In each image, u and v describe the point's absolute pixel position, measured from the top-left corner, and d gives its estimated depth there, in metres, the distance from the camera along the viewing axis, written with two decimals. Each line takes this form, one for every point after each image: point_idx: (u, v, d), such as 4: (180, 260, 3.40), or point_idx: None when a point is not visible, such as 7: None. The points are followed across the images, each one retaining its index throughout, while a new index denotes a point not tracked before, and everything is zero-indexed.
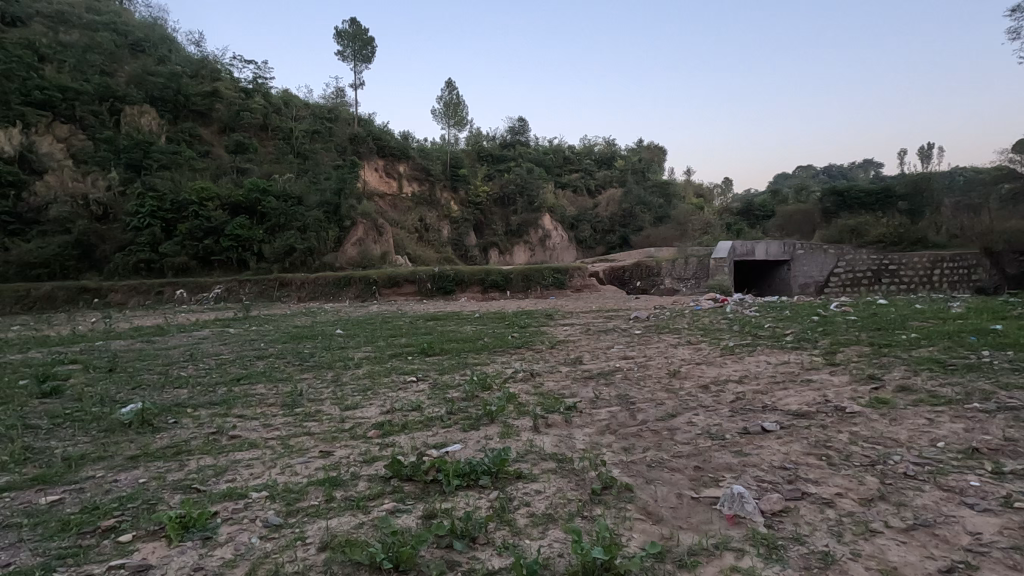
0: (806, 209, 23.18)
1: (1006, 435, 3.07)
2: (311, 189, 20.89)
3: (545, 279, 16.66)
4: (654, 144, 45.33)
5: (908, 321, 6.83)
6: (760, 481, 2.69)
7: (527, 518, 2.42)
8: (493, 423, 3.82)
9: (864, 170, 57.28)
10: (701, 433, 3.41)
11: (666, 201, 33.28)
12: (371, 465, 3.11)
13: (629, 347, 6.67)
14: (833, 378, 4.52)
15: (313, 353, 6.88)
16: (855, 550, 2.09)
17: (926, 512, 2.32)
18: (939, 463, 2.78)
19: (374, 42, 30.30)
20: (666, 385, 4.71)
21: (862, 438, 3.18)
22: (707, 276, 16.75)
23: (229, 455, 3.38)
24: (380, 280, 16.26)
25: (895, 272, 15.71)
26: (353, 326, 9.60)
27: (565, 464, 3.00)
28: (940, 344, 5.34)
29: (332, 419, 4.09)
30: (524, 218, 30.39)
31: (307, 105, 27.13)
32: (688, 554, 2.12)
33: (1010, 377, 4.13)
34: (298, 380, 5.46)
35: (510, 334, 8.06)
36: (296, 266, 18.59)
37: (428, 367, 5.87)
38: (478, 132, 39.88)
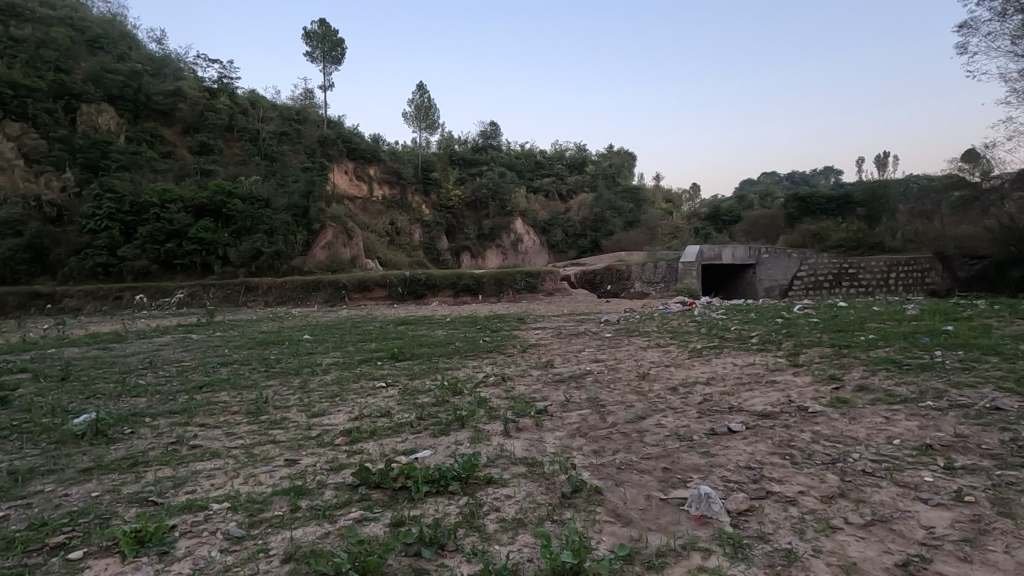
0: (770, 214, 23.83)
1: (957, 432, 3.20)
2: (278, 192, 20.47)
3: (517, 283, 16.67)
4: (624, 150, 46.06)
5: (867, 323, 7.08)
6: (726, 481, 2.73)
7: (496, 523, 2.40)
8: (463, 428, 3.79)
9: (825, 177, 59.29)
10: (670, 435, 3.46)
11: (635, 205, 33.76)
12: (339, 473, 3.06)
13: (600, 350, 6.74)
14: (796, 378, 4.65)
15: (280, 359, 6.74)
16: (817, 547, 2.14)
17: (884, 508, 2.40)
18: (895, 460, 2.89)
19: (344, 44, 29.96)
20: (635, 387, 4.77)
21: (824, 437, 3.26)
22: (676, 280, 17.04)
23: (189, 465, 3.27)
24: (350, 285, 16.03)
25: (854, 276, 16.26)
26: (322, 331, 9.43)
27: (535, 468, 3.00)
28: (896, 344, 5.55)
29: (298, 426, 4.01)
30: (496, 222, 30.43)
31: (275, 106, 26.62)
32: (657, 555, 2.13)
33: (960, 376, 4.32)
34: (264, 386, 5.32)
35: (481, 338, 8.05)
36: (263, 270, 18.17)
37: (398, 372, 5.79)
38: (450, 136, 39.84)
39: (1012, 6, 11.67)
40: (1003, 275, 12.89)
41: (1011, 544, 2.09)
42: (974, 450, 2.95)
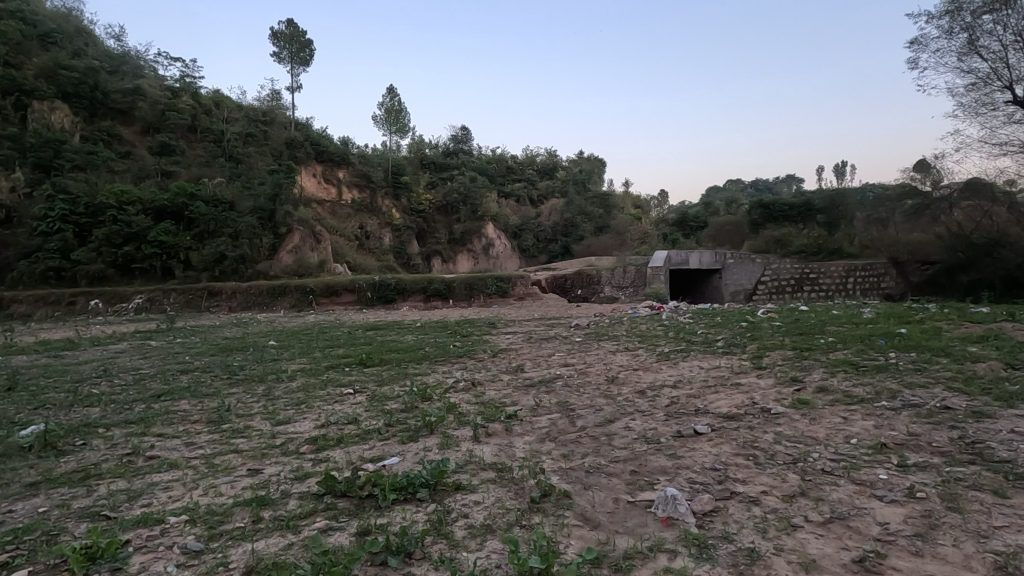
0: (735, 221, 24.44)
1: (909, 430, 3.33)
2: (244, 195, 19.96)
3: (488, 287, 16.62)
4: (594, 156, 46.64)
5: (827, 326, 7.31)
6: (693, 482, 2.78)
7: (464, 530, 2.39)
8: (433, 433, 3.76)
9: (787, 186, 61.25)
10: (638, 438, 3.50)
11: (605, 211, 34.17)
12: (304, 482, 2.98)
13: (570, 354, 6.77)
14: (760, 381, 4.76)
15: (243, 366, 6.55)
16: (778, 545, 2.19)
17: (842, 505, 2.48)
18: (852, 458, 2.98)
19: (312, 46, 29.53)
20: (604, 390, 4.82)
21: (785, 438, 3.36)
22: (644, 284, 17.32)
23: (145, 477, 3.15)
24: (317, 289, 15.75)
25: (815, 281, 16.81)
26: (288, 337, 9.23)
27: (504, 474, 2.98)
28: (854, 346, 5.75)
29: (262, 435, 3.90)
30: (467, 227, 30.36)
31: (240, 107, 26.01)
32: (624, 558, 2.15)
33: (913, 376, 4.51)
34: (227, 394, 5.16)
35: (451, 343, 8.00)
36: (227, 274, 17.70)
37: (366, 379, 5.69)
38: (421, 140, 39.66)
39: (959, 24, 12.30)
40: (952, 279, 13.60)
41: (959, 537, 2.18)
42: (925, 448, 3.06)
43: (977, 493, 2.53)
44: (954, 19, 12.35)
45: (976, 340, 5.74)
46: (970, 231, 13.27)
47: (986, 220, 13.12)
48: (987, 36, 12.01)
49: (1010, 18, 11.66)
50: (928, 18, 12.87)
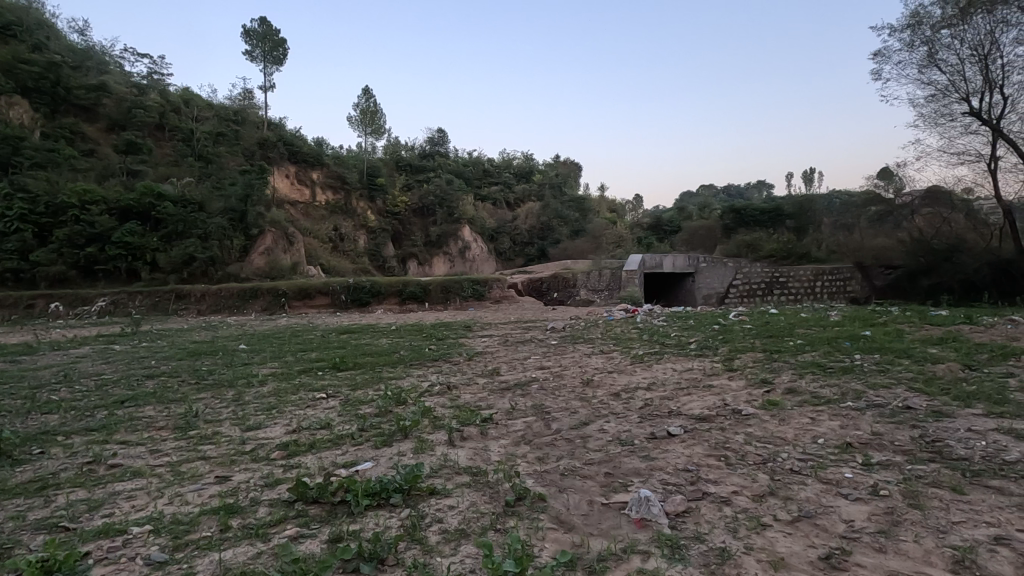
0: (708, 226, 24.88)
1: (873, 430, 3.44)
2: (214, 195, 19.49)
3: (464, 290, 16.55)
4: (570, 160, 47.02)
5: (796, 328, 7.50)
6: (665, 484, 2.81)
7: (439, 535, 2.37)
8: (407, 438, 3.72)
9: (757, 191, 62.78)
10: (612, 440, 3.52)
11: (581, 215, 34.44)
12: (274, 489, 2.92)
13: (546, 357, 6.79)
14: (731, 383, 4.85)
15: (213, 370, 6.39)
16: (749, 544, 2.23)
17: (809, 504, 2.53)
18: (820, 458, 3.06)
19: (285, 44, 29.08)
20: (580, 393, 4.83)
21: (755, 439, 3.42)
22: (619, 287, 17.52)
23: (107, 487, 3.04)
24: (290, 292, 15.47)
25: (785, 284, 17.20)
26: (259, 340, 9.03)
27: (479, 478, 2.97)
28: (821, 349, 5.90)
29: (232, 441, 3.81)
30: (444, 229, 30.22)
31: (210, 105, 25.41)
32: (599, 560, 2.16)
33: (878, 377, 4.65)
34: (194, 400, 5.02)
35: (427, 346, 7.95)
36: (196, 276, 17.27)
37: (340, 383, 5.61)
38: (396, 142, 39.41)
39: (919, 38, 12.77)
40: (914, 283, 14.05)
41: (920, 533, 2.25)
42: (888, 447, 3.16)
43: (937, 490, 2.61)
44: (915, 32, 12.82)
45: (936, 342, 5.96)
46: (930, 237, 13.76)
47: (945, 227, 13.76)
48: (946, 50, 12.49)
49: (967, 33, 12.14)
50: (891, 31, 13.33)
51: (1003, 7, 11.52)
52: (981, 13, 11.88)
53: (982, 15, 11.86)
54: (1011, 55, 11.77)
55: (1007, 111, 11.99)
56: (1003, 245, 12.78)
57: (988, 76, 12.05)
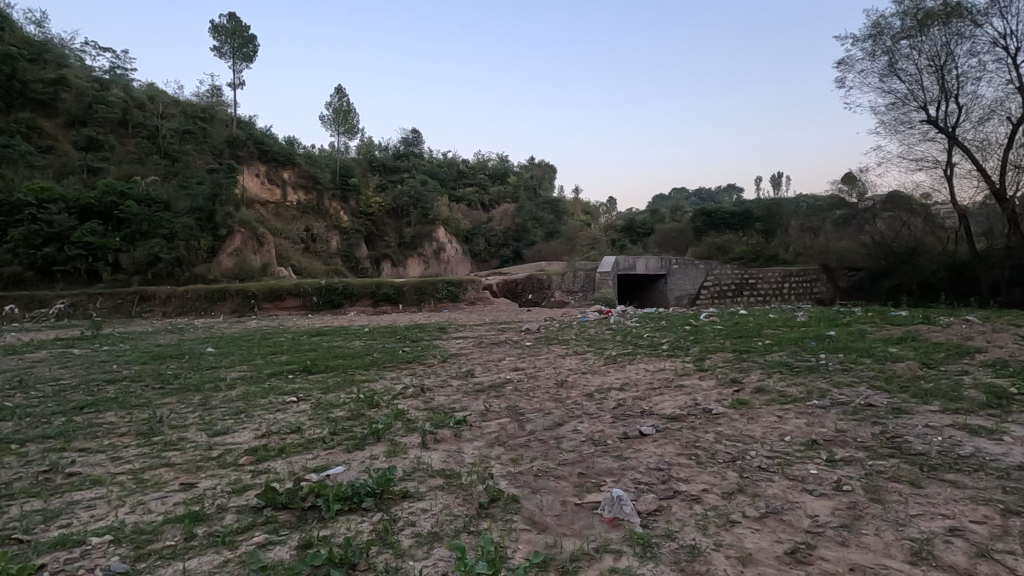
0: (680, 228, 25.29)
1: (837, 427, 3.54)
2: (181, 195, 18.96)
3: (438, 292, 16.43)
4: (545, 162, 47.26)
5: (764, 329, 7.68)
6: (638, 483, 2.85)
7: (411, 539, 2.35)
8: (380, 441, 3.67)
9: (727, 194, 64.10)
10: (586, 440, 3.55)
11: (556, 217, 34.60)
12: (242, 495, 2.86)
13: (520, 359, 6.79)
14: (702, 382, 4.93)
15: (178, 374, 6.20)
16: (718, 541, 2.27)
17: (776, 500, 2.59)
18: (786, 455, 3.13)
19: (256, 41, 28.51)
20: (553, 394, 4.85)
21: (725, 437, 3.49)
22: (593, 289, 17.66)
23: (64, 496, 2.93)
24: (260, 294, 15.14)
25: (754, 286, 17.58)
26: (227, 343, 8.80)
27: (452, 480, 2.96)
28: (788, 349, 6.05)
29: (197, 447, 3.70)
30: (418, 230, 30.01)
31: (177, 102, 24.70)
32: (571, 560, 2.17)
33: (842, 376, 4.80)
34: (159, 405, 4.87)
35: (400, 348, 7.88)
36: (160, 278, 16.79)
37: (311, 387, 5.50)
38: (370, 142, 39.05)
39: (880, 48, 13.25)
40: (876, 285, 14.62)
41: (880, 526, 2.33)
42: (852, 443, 3.26)
43: (897, 484, 2.70)
44: (877, 42, 13.29)
45: (896, 341, 6.18)
46: (890, 240, 14.26)
47: (906, 230, 14.14)
48: (905, 59, 12.97)
49: (925, 43, 12.62)
50: (853, 40, 13.76)
51: (958, 20, 12.02)
52: (938, 25, 12.37)
53: (939, 27, 12.35)
54: (965, 66, 12.27)
55: (961, 119, 12.49)
56: (959, 247, 13.20)
57: (944, 86, 12.54)
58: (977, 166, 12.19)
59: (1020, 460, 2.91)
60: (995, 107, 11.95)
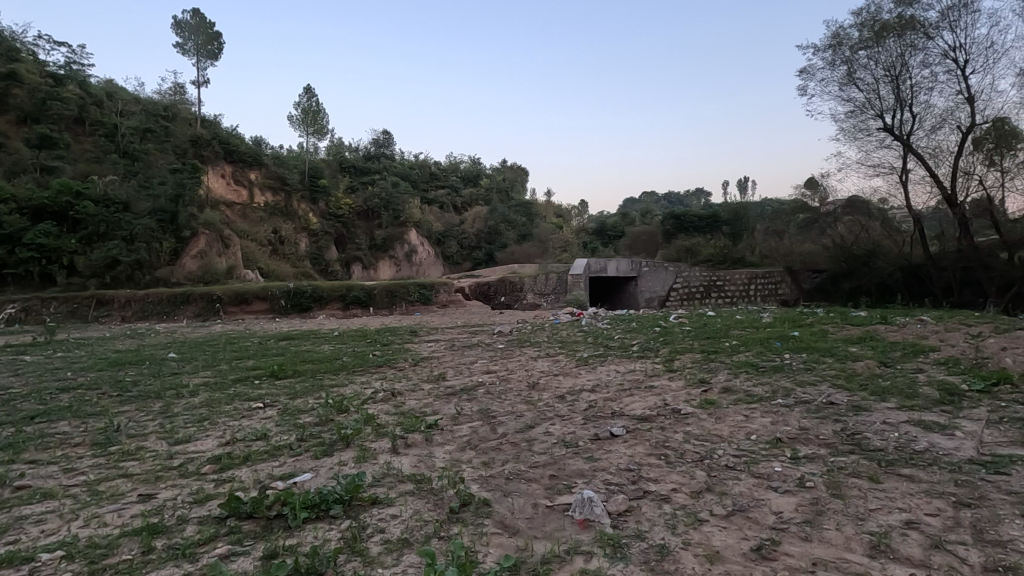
0: (650, 231, 25.66)
1: (800, 425, 3.64)
2: (141, 195, 18.34)
3: (410, 295, 16.27)
4: (517, 165, 47.43)
5: (731, 330, 7.86)
6: (608, 484, 2.86)
7: (381, 546, 2.31)
8: (348, 447, 3.61)
9: (696, 198, 65.38)
10: (557, 442, 3.56)
11: (528, 219, 34.70)
12: (204, 505, 2.76)
13: (492, 362, 6.77)
14: (671, 383, 5.01)
15: (138, 381, 5.98)
16: (686, 540, 2.31)
17: (742, 498, 2.65)
18: (752, 454, 3.20)
19: (221, 39, 27.84)
20: (525, 397, 4.87)
21: (694, 437, 3.55)
22: (565, 291, 17.78)
23: (12, 511, 2.78)
24: (225, 297, 14.72)
25: (721, 288, 17.97)
26: (190, 349, 8.53)
27: (423, 485, 2.93)
28: (754, 349, 6.19)
29: (157, 456, 3.57)
30: (389, 233, 29.73)
31: (137, 100, 23.86)
32: (542, 563, 2.17)
33: (805, 375, 4.93)
34: (117, 413, 4.69)
35: (371, 352, 7.78)
36: (120, 281, 16.25)
37: (278, 392, 5.38)
38: (340, 142, 38.51)
39: (840, 58, 13.73)
40: (837, 286, 15.18)
41: (841, 521, 2.40)
42: (814, 441, 3.36)
43: (857, 480, 2.79)
44: (836, 52, 13.76)
45: (856, 341, 6.40)
46: (850, 243, 14.78)
47: (864, 233, 14.66)
48: (863, 69, 13.46)
49: (881, 54, 13.11)
50: (814, 50, 14.23)
51: (912, 32, 12.52)
52: (894, 37, 12.86)
53: (894, 39, 12.84)
54: (918, 77, 12.80)
55: (916, 127, 13.01)
56: (914, 250, 13.77)
57: (899, 95, 13.05)
58: (930, 172, 12.71)
59: (970, 453, 3.04)
60: (946, 116, 12.49)
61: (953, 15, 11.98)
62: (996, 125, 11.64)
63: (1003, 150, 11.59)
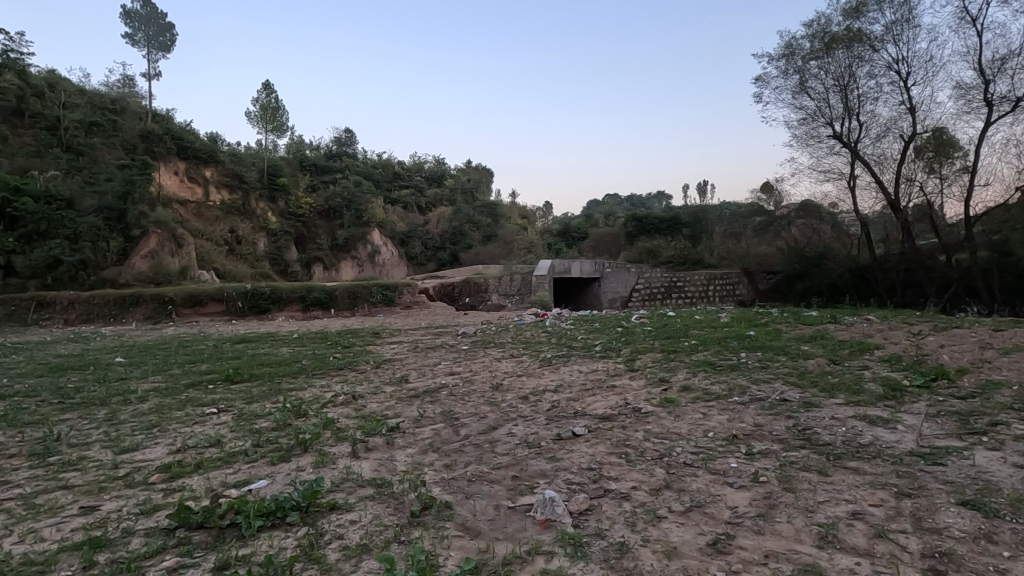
0: (613, 233, 26.01)
1: (755, 422, 3.75)
2: (86, 191, 17.45)
3: (372, 296, 16.00)
4: (482, 166, 47.35)
5: (691, 329, 8.04)
6: (570, 483, 2.89)
7: (338, 552, 2.26)
8: (307, 452, 3.53)
9: (658, 202, 66.67)
10: (520, 443, 3.57)
11: (493, 220, 34.68)
12: (152, 516, 2.65)
13: (456, 363, 6.72)
14: (632, 382, 5.09)
15: (81, 387, 5.68)
16: (645, 536, 2.34)
17: (699, 494, 2.71)
18: (709, 450, 3.28)
19: (173, 30, 26.83)
20: (488, 398, 4.85)
21: (654, 435, 3.62)
22: (530, 291, 17.88)
23: None
24: (178, 298, 14.12)
25: (681, 288, 18.33)
26: (139, 353, 8.14)
27: (384, 489, 2.88)
28: (711, 348, 6.35)
29: (101, 466, 3.40)
30: (351, 233, 29.19)
31: (82, 91, 22.67)
32: (502, 565, 2.17)
33: (760, 373, 5.09)
34: (58, 422, 4.44)
35: (331, 354, 7.62)
36: (63, 282, 15.47)
37: (233, 397, 5.20)
38: (300, 141, 37.61)
39: (792, 67, 14.27)
40: (790, 287, 15.68)
41: (792, 514, 2.48)
42: (767, 436, 3.47)
43: (807, 473, 2.90)
44: (789, 61, 14.29)
45: (807, 339, 6.66)
46: (803, 245, 15.32)
47: (816, 236, 15.30)
48: (814, 78, 14.01)
49: (831, 64, 13.66)
50: (768, 59, 14.73)
51: (859, 45, 13.10)
52: (842, 48, 13.42)
53: (842, 50, 13.40)
54: (865, 87, 13.40)
55: (863, 135, 13.59)
56: (862, 252, 14.38)
57: (848, 104, 13.63)
58: (876, 178, 13.29)
59: (910, 446, 3.20)
60: (890, 125, 13.11)
61: (897, 30, 12.59)
62: (935, 134, 12.27)
63: (942, 159, 12.27)
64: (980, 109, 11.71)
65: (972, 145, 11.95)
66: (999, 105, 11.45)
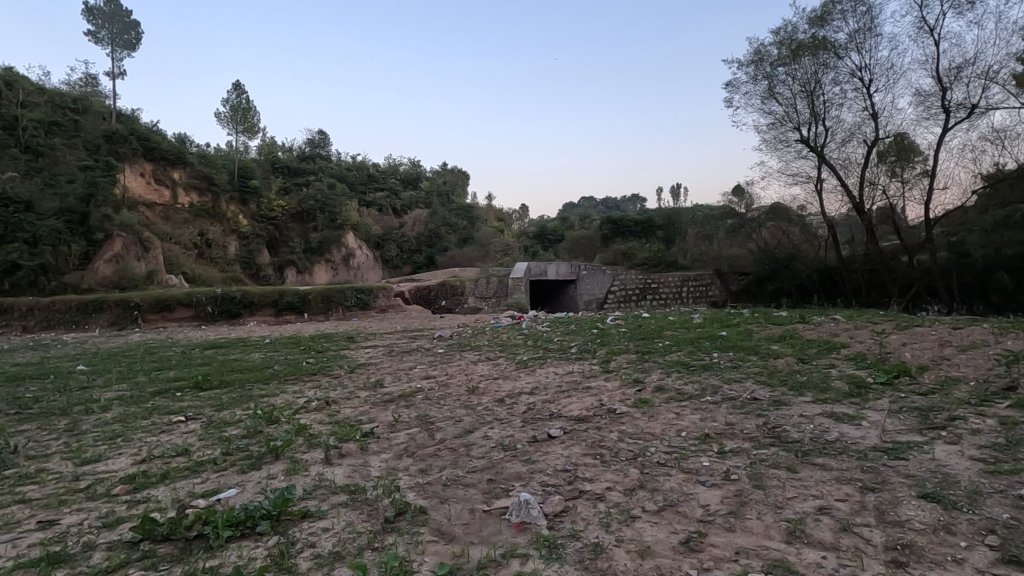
0: (589, 235, 26.19)
1: (727, 421, 3.82)
2: (46, 194, 16.78)
3: (347, 300, 15.77)
4: (458, 169, 47.22)
5: (665, 331, 8.13)
6: (545, 485, 2.89)
7: (310, 561, 2.22)
8: (278, 459, 3.46)
9: (633, 205, 67.45)
10: (495, 446, 3.56)
11: (469, 224, 34.66)
12: (114, 529, 2.56)
13: (432, 367, 6.67)
14: (607, 384, 5.13)
15: (40, 397, 5.45)
16: (619, 537, 2.36)
17: (672, 493, 2.75)
18: (682, 450, 3.32)
19: (139, 29, 26.15)
20: (465, 401, 4.82)
21: (628, 435, 3.64)
22: (507, 294, 17.87)
23: None
24: (144, 304, 13.74)
25: (656, 290, 18.58)
26: (103, 360, 7.87)
27: (357, 496, 2.84)
28: (685, 349, 6.45)
29: (61, 479, 3.28)
30: (325, 236, 28.82)
31: (39, 87, 21.35)
32: (477, 569, 2.16)
33: (731, 373, 5.19)
34: (15, 433, 4.26)
35: (305, 359, 7.49)
36: (21, 288, 14.91)
37: (202, 404, 5.07)
38: (272, 142, 36.97)
39: (761, 73, 14.57)
40: (761, 287, 16.03)
41: (761, 510, 2.53)
42: (738, 435, 3.53)
43: (777, 470, 2.96)
44: (758, 67, 14.59)
45: (777, 339, 6.80)
46: (773, 247, 15.63)
47: (785, 239, 15.59)
48: (782, 84, 14.34)
49: (798, 71, 14.01)
50: (738, 65, 15.01)
51: (824, 52, 13.49)
52: (808, 55, 13.79)
53: (809, 57, 13.76)
54: (830, 93, 13.79)
55: (828, 140, 13.96)
56: (829, 254, 14.82)
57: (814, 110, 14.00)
58: (841, 181, 13.66)
59: (873, 441, 3.30)
60: (855, 130, 13.50)
61: (860, 38, 13.00)
62: (897, 140, 12.68)
63: (903, 163, 12.68)
64: (938, 115, 12.17)
65: (931, 150, 12.39)
66: (956, 111, 11.90)
